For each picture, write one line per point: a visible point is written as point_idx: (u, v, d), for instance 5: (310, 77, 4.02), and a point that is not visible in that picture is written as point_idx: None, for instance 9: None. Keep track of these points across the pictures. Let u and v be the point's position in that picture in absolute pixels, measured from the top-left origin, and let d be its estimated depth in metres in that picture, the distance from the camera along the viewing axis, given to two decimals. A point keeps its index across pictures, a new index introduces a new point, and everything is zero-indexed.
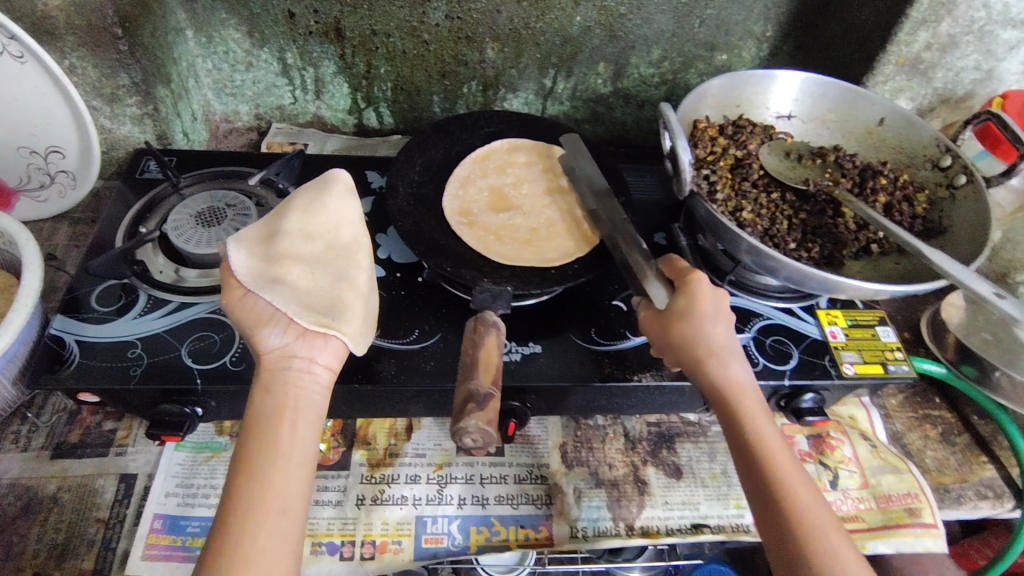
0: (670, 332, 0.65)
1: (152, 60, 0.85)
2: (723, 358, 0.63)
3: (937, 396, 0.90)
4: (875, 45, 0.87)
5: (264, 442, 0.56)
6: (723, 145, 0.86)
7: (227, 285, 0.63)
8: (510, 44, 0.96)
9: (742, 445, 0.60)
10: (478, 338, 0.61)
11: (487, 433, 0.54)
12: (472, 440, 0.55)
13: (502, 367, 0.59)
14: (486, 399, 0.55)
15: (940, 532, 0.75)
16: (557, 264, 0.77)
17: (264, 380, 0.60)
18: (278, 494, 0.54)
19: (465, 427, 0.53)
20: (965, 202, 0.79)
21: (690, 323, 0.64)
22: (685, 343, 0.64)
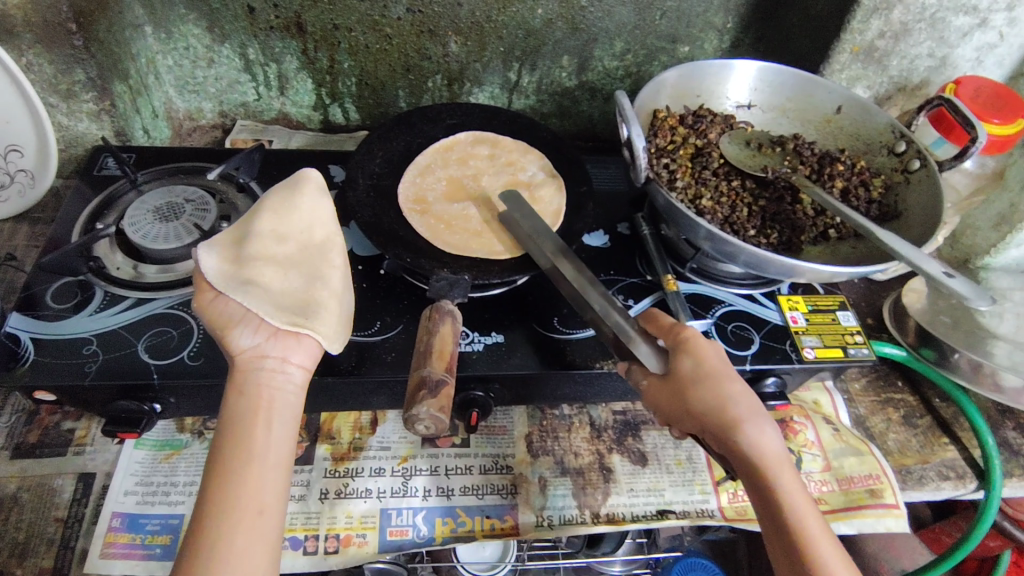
0: (689, 398, 0.62)
1: (108, 55, 0.84)
2: (754, 421, 0.60)
3: (900, 380, 0.91)
4: (830, 34, 0.88)
5: (239, 445, 0.54)
6: (683, 134, 0.86)
7: (199, 289, 0.63)
8: (473, 38, 0.96)
9: (771, 508, 0.58)
10: (432, 325, 0.60)
11: (439, 419, 0.54)
12: (425, 426, 0.54)
13: (456, 354, 0.59)
14: (439, 386, 0.54)
15: (902, 512, 0.76)
16: (504, 256, 0.76)
17: (238, 380, 0.59)
18: (254, 493, 0.53)
19: (417, 414, 0.53)
20: (919, 185, 0.80)
21: (711, 388, 0.61)
22: (708, 409, 0.61)
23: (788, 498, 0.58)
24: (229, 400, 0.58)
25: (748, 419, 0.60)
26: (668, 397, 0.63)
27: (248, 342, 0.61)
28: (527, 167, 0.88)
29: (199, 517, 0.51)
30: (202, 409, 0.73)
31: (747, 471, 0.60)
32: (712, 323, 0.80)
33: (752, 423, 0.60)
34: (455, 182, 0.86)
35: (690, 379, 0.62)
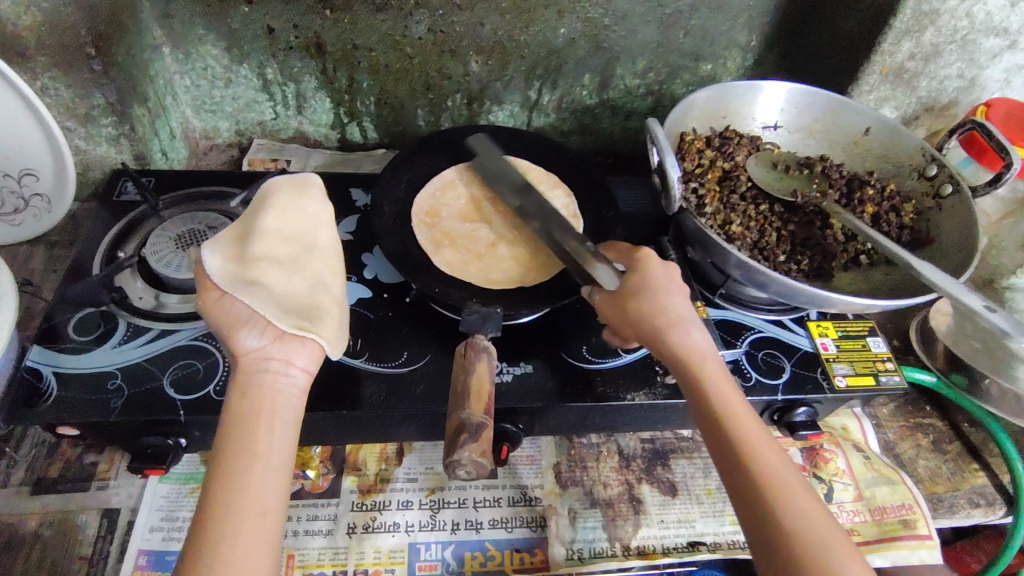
0: (622, 304, 0.63)
1: (127, 79, 0.83)
2: (682, 327, 0.61)
3: (928, 404, 0.91)
4: (859, 56, 0.87)
5: (241, 440, 0.51)
6: (711, 158, 0.85)
7: (203, 287, 0.59)
8: (495, 57, 0.95)
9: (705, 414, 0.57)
10: (470, 364, 0.59)
11: (481, 465, 0.53)
12: (466, 472, 0.54)
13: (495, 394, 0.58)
14: (480, 430, 0.53)
15: (936, 543, 0.75)
16: (495, 286, 0.75)
17: (243, 379, 0.55)
18: (254, 490, 0.49)
19: (459, 461, 0.52)
20: (952, 211, 0.79)
21: (641, 295, 0.62)
22: (642, 314, 0.61)
23: (711, 393, 0.57)
24: (233, 390, 0.55)
25: (673, 322, 0.61)
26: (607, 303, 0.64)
27: (252, 332, 0.58)
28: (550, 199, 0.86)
29: (198, 519, 0.48)
30: None
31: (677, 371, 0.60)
32: (743, 351, 0.79)
33: (677, 327, 0.60)
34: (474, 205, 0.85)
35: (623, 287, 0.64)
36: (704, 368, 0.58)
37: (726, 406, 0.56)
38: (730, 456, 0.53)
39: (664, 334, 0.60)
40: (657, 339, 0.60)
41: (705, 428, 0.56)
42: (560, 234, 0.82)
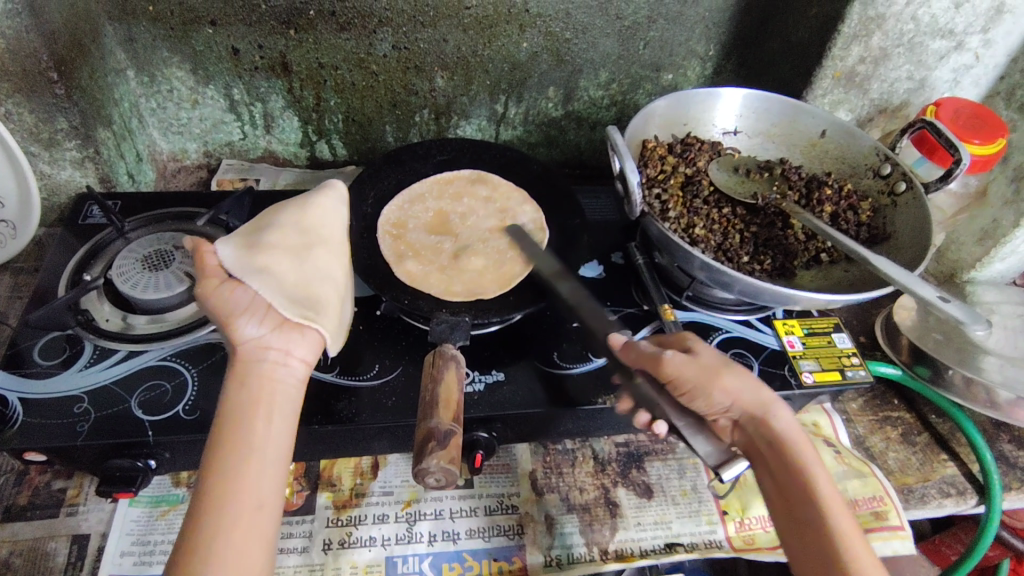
0: (714, 377, 0.61)
1: (91, 102, 0.83)
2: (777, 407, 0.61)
3: (896, 398, 0.92)
4: (812, 62, 0.90)
5: (241, 435, 0.50)
6: (672, 164, 0.87)
7: (205, 274, 0.57)
8: (460, 72, 0.97)
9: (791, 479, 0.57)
10: (438, 371, 0.59)
11: (449, 472, 0.53)
12: (435, 480, 0.54)
13: (462, 402, 0.58)
14: (448, 437, 0.54)
15: (908, 533, 0.76)
16: (455, 297, 0.76)
17: (241, 369, 0.54)
18: (250, 486, 0.48)
19: (427, 468, 0.52)
20: (906, 208, 0.82)
21: (734, 374, 0.61)
22: (737, 394, 0.61)
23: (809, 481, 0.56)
24: (232, 380, 0.53)
25: (775, 407, 0.61)
26: (689, 364, 0.61)
27: (252, 325, 0.56)
28: (519, 213, 0.87)
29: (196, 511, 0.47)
30: (198, 463, 0.71)
31: (771, 456, 0.59)
32: None
33: (777, 412, 0.60)
34: (440, 220, 0.86)
35: (711, 362, 0.62)
36: (806, 453, 0.58)
37: (828, 496, 0.55)
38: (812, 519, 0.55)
39: (769, 416, 0.60)
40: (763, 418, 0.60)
41: (796, 513, 0.56)
42: (526, 245, 0.83)
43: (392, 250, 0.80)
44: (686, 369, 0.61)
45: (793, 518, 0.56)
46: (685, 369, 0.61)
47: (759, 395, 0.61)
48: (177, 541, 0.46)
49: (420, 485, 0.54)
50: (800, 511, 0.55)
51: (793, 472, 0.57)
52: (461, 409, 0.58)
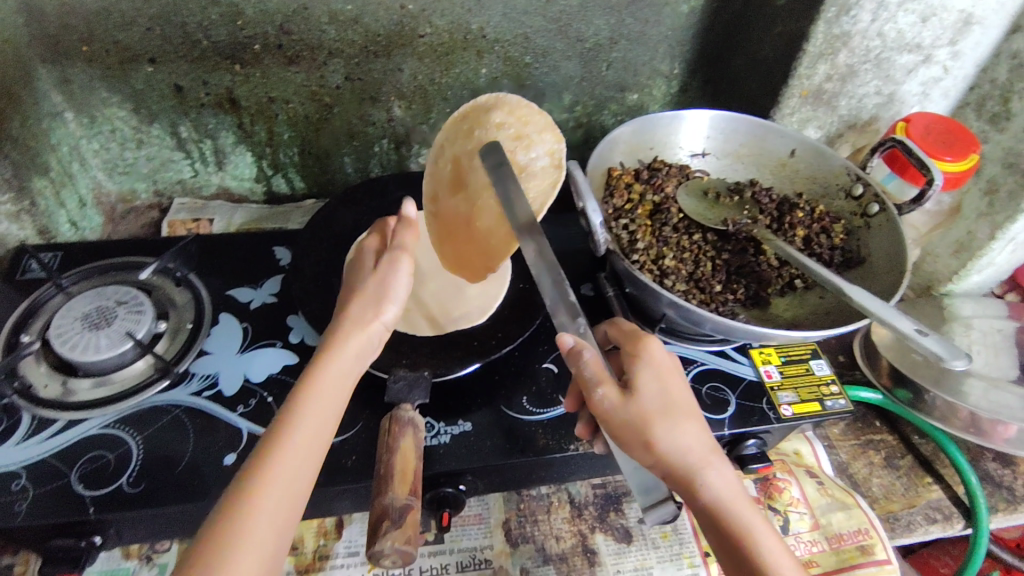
0: (651, 431, 0.55)
1: (23, 152, 0.79)
2: (711, 465, 0.56)
3: (878, 420, 0.90)
4: (778, 81, 0.87)
5: (326, 396, 0.56)
6: (639, 191, 0.84)
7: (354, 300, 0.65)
8: (417, 101, 0.93)
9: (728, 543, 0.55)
10: (393, 440, 0.56)
11: (406, 551, 0.50)
12: (392, 561, 0.50)
13: (420, 471, 0.55)
14: (404, 514, 0.50)
15: (895, 567, 0.73)
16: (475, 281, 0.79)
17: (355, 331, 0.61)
18: (307, 458, 0.52)
19: (381, 552, 0.49)
20: (880, 230, 0.79)
21: (680, 423, 0.57)
22: (673, 451, 0.55)
23: (750, 532, 0.55)
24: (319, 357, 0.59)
25: (709, 466, 0.56)
26: (624, 408, 0.55)
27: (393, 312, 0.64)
28: (537, 143, 0.76)
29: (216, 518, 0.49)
30: (148, 535, 0.67)
31: (706, 518, 0.56)
32: None
33: (711, 471, 0.56)
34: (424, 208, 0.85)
35: (652, 408, 0.56)
36: (747, 516, 0.55)
37: (768, 547, 0.55)
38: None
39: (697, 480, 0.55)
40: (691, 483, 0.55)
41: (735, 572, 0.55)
42: (536, 188, 0.74)
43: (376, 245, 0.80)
44: (619, 414, 0.55)
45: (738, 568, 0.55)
46: (619, 413, 0.55)
47: (694, 458, 0.56)
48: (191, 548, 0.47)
49: (376, 564, 0.51)
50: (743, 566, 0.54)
51: (735, 530, 0.55)
52: (418, 479, 0.55)
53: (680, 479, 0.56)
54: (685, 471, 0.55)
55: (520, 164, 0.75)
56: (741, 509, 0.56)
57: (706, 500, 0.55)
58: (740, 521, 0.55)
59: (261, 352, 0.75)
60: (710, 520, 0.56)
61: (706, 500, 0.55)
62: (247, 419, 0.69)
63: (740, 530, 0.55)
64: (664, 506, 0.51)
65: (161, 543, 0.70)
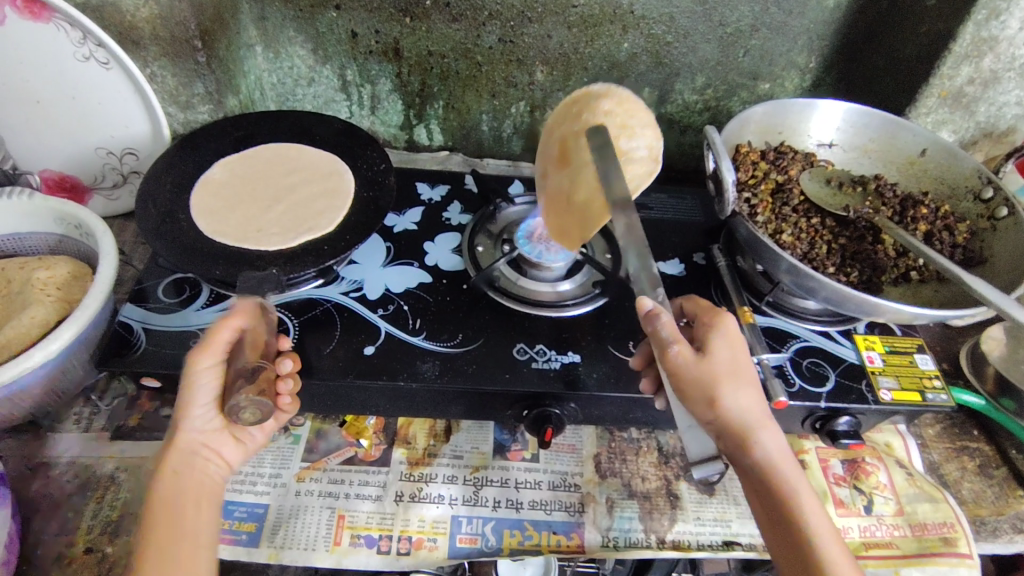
0: (716, 387, 0.59)
1: (225, 71, 0.92)
2: (764, 430, 0.60)
3: (976, 429, 0.89)
4: (918, 80, 0.89)
5: (164, 521, 0.59)
6: (764, 170, 0.88)
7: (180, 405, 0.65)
8: (559, 68, 1.00)
9: (771, 503, 0.59)
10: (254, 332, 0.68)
11: (259, 403, 0.60)
12: (251, 413, 0.61)
13: (269, 345, 0.69)
14: (255, 372, 0.62)
15: (976, 563, 0.74)
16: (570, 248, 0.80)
17: (169, 460, 0.62)
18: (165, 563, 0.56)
19: (239, 404, 0.59)
20: (1007, 233, 0.79)
21: (743, 385, 0.60)
22: (734, 411, 0.59)
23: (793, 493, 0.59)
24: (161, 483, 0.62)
25: (764, 427, 0.60)
26: (692, 362, 0.59)
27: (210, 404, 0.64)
28: (639, 134, 0.78)
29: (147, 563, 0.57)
30: None
31: (755, 478, 0.60)
32: (788, 357, 0.80)
33: (768, 433, 0.60)
34: (352, 167, 0.87)
35: (721, 368, 0.60)
36: (793, 476, 0.59)
37: (808, 510, 0.58)
38: (790, 539, 0.58)
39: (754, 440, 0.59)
40: (745, 443, 0.59)
41: (773, 524, 0.60)
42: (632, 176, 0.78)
43: (266, 212, 0.81)
44: (689, 368, 0.59)
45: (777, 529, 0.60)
46: (687, 365, 0.59)
47: (751, 419, 0.59)
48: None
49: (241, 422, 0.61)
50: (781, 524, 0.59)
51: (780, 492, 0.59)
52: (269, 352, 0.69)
53: (736, 435, 0.59)
54: (743, 430, 0.59)
55: (621, 149, 0.77)
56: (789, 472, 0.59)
57: (757, 459, 0.59)
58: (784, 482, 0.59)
59: (401, 269, 0.84)
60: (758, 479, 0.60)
61: (759, 459, 0.59)
62: (385, 321, 0.78)
63: (784, 487, 0.59)
64: (711, 462, 0.60)
65: (298, 418, 0.81)
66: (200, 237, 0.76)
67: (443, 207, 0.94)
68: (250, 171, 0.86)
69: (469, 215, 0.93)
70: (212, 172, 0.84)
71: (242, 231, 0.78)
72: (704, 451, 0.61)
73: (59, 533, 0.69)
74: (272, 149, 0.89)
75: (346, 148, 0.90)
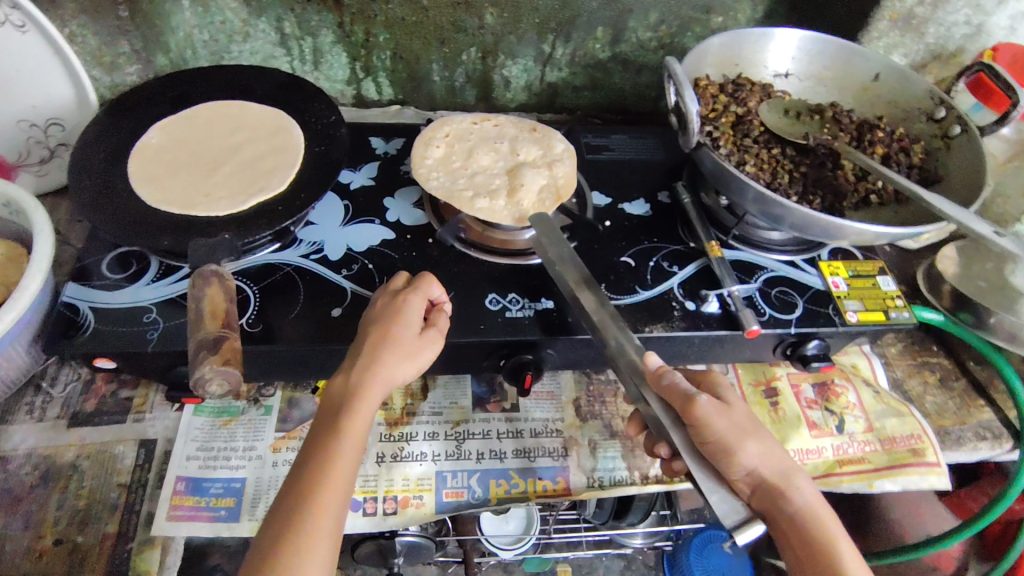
0: (744, 439, 0.61)
1: (152, 28, 0.85)
2: (791, 482, 0.62)
3: (935, 344, 0.92)
4: (868, 3, 0.89)
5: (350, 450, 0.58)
6: (724, 103, 0.87)
7: (401, 334, 0.63)
8: (510, 9, 0.96)
9: (807, 544, 0.60)
10: (199, 291, 0.58)
11: (227, 373, 0.52)
12: (219, 387, 0.52)
13: (233, 312, 0.58)
14: (218, 343, 0.53)
15: (944, 470, 0.77)
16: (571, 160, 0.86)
17: (373, 390, 0.60)
18: (337, 519, 0.56)
19: (203, 376, 0.51)
20: (960, 150, 0.81)
21: (757, 439, 0.62)
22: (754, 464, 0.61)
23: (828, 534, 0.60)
24: (348, 400, 0.59)
25: (791, 478, 0.62)
26: (720, 416, 0.60)
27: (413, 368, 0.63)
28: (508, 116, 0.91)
29: (312, 493, 0.55)
30: (258, 377, 0.74)
31: (792, 529, 0.61)
32: (757, 288, 0.81)
33: (793, 481, 0.62)
34: (300, 122, 0.82)
35: (742, 424, 0.62)
36: (824, 519, 0.61)
37: (842, 548, 0.60)
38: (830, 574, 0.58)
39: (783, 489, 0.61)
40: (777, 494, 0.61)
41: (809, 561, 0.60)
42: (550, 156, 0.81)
43: (212, 175, 0.76)
44: (719, 422, 0.60)
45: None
46: (716, 419, 0.59)
47: (779, 467, 0.62)
48: (292, 522, 0.54)
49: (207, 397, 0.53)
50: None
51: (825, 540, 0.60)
52: (233, 317, 0.58)
53: (771, 491, 0.61)
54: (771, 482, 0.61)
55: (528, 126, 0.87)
56: (823, 516, 0.61)
57: (796, 508, 0.61)
58: (824, 527, 0.60)
59: (362, 227, 0.81)
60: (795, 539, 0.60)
61: (799, 507, 0.61)
62: (350, 281, 0.75)
63: (819, 533, 0.60)
64: (751, 526, 0.58)
65: (267, 388, 0.77)
66: (144, 205, 0.71)
67: (399, 160, 0.90)
68: (187, 134, 0.80)
69: None
70: (149, 136, 0.78)
71: (188, 198, 0.73)
72: (737, 515, 0.59)
73: (24, 527, 0.65)
74: (210, 109, 0.83)
75: (290, 102, 0.85)
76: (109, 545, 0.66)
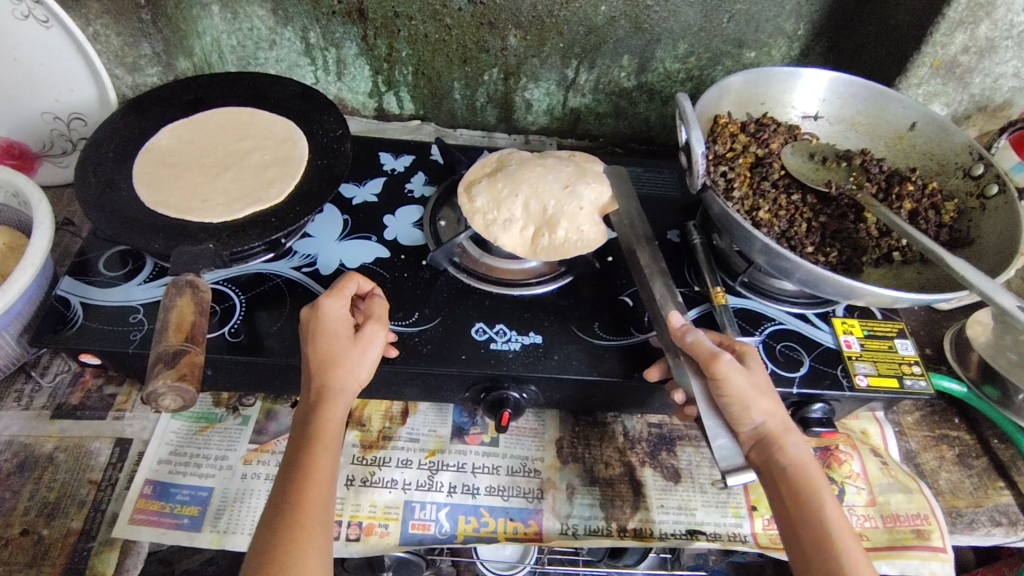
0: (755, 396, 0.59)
1: (175, 31, 0.87)
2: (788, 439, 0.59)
3: (957, 417, 0.85)
4: (909, 47, 0.84)
5: (322, 463, 0.57)
6: (743, 143, 0.82)
7: (340, 336, 0.63)
8: (533, 32, 0.94)
9: (798, 506, 0.57)
10: (170, 299, 0.59)
11: (182, 389, 0.54)
12: (171, 401, 0.55)
13: (200, 324, 0.59)
14: (177, 356, 0.55)
15: (949, 557, 0.71)
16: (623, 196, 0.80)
17: (331, 400, 0.60)
18: (322, 544, 0.54)
19: (155, 391, 0.53)
20: (995, 212, 0.75)
21: (770, 397, 0.60)
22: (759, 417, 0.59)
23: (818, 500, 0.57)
24: (312, 413, 0.59)
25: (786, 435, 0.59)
26: (740, 373, 0.59)
27: (359, 374, 0.62)
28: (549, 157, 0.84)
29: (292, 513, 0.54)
30: (236, 388, 0.74)
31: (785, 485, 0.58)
32: (760, 341, 0.77)
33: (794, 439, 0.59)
34: (308, 134, 0.82)
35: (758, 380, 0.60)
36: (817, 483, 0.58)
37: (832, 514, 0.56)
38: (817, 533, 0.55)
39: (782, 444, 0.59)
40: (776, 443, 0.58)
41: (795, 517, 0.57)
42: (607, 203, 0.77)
43: (213, 180, 0.77)
44: (739, 379, 0.58)
45: (802, 543, 0.56)
46: (735, 375, 0.58)
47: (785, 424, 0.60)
48: (266, 550, 0.52)
49: (160, 408, 0.55)
50: (812, 539, 0.55)
51: (817, 505, 0.56)
52: (199, 329, 0.59)
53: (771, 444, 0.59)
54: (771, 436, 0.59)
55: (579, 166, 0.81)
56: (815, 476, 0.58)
57: (791, 461, 0.58)
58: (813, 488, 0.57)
59: (357, 243, 0.80)
60: (789, 502, 0.57)
61: (793, 457, 0.58)
62: None
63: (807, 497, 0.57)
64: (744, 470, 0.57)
65: (247, 398, 0.78)
66: (141, 207, 0.71)
67: (405, 178, 0.89)
68: (196, 139, 0.81)
69: (433, 187, 0.88)
70: (158, 138, 0.80)
71: (183, 201, 0.74)
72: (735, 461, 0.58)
73: None
74: (223, 116, 0.84)
75: (301, 113, 0.85)
76: (71, 541, 0.65)
